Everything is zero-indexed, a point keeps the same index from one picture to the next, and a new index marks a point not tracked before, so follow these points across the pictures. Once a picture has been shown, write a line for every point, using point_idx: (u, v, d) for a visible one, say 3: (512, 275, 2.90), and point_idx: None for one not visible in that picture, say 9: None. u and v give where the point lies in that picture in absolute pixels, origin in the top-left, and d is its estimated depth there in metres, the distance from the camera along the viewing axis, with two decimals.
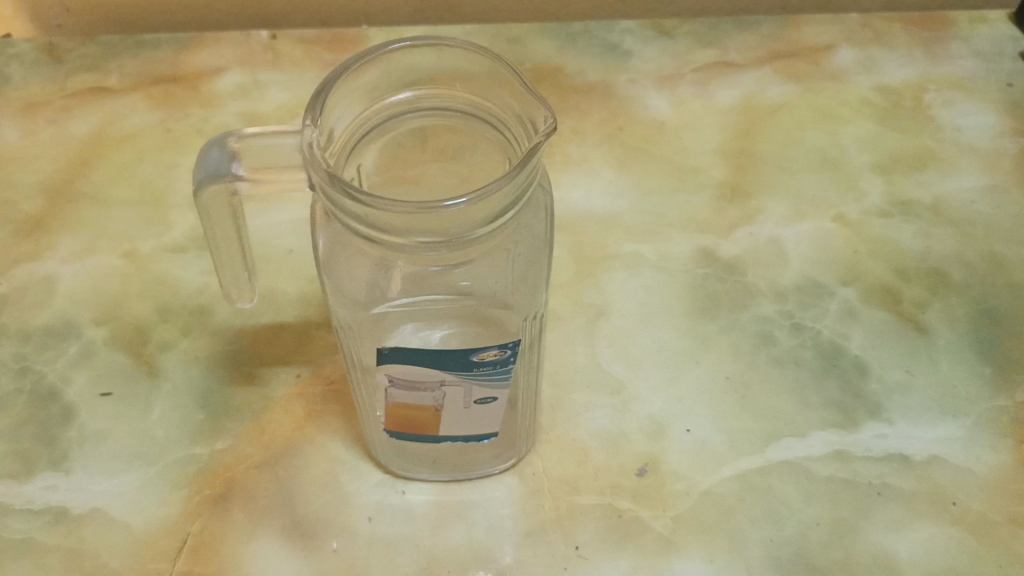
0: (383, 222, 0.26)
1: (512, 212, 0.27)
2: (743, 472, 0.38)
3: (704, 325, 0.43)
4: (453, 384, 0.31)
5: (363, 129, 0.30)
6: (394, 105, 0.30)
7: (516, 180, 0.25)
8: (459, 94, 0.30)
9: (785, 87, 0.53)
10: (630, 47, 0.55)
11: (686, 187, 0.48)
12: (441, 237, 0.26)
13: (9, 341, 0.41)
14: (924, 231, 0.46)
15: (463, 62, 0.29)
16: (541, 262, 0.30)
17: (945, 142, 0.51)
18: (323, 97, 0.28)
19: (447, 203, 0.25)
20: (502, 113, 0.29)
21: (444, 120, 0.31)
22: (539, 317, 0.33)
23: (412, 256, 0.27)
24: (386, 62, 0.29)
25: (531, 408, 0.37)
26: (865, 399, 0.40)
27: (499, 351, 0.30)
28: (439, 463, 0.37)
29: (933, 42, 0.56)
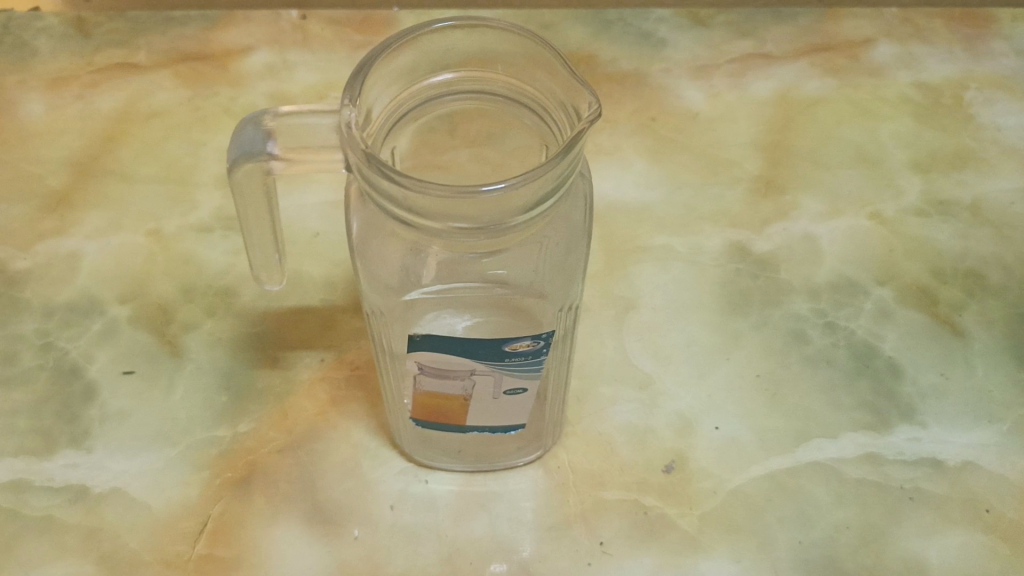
0: (421, 207, 0.25)
1: (551, 201, 0.26)
2: (772, 472, 0.37)
3: (735, 321, 0.42)
4: (483, 373, 0.31)
5: (400, 111, 0.29)
6: (432, 88, 0.29)
7: (559, 167, 0.25)
8: (498, 77, 0.29)
9: (822, 81, 0.52)
10: (664, 36, 0.54)
11: (719, 180, 0.47)
12: (479, 225, 0.25)
13: (33, 317, 0.41)
14: (962, 231, 0.45)
15: (502, 45, 0.29)
16: (578, 252, 0.30)
17: (985, 142, 0.49)
18: (362, 76, 0.27)
19: (486, 188, 0.24)
20: (542, 97, 0.29)
21: (480, 104, 0.30)
22: (574, 308, 0.32)
23: (448, 241, 0.26)
24: (426, 44, 0.28)
25: (561, 401, 0.37)
26: (898, 401, 0.39)
27: (533, 342, 0.30)
28: (463, 453, 0.37)
29: (975, 38, 0.54)
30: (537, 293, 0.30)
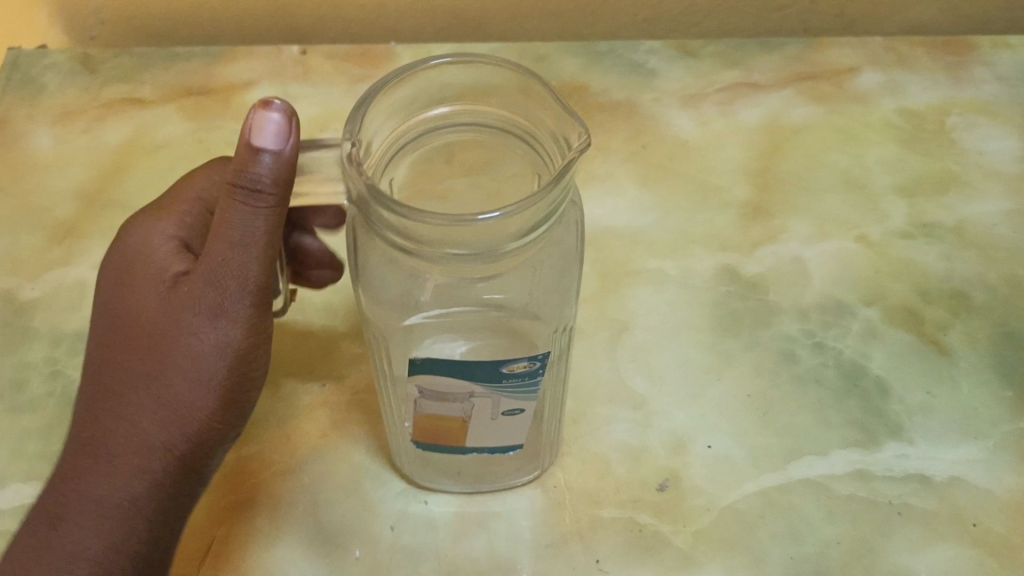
0: (422, 234, 0.26)
1: (544, 227, 0.27)
2: (763, 489, 0.38)
3: (727, 342, 0.43)
4: (482, 396, 0.32)
5: (398, 143, 0.30)
6: (428, 120, 0.30)
7: (550, 196, 0.26)
8: (492, 110, 0.31)
9: (809, 109, 0.54)
10: (655, 66, 0.55)
11: (710, 205, 0.49)
12: (475, 251, 0.26)
13: (42, 345, 0.43)
14: (947, 252, 0.47)
15: (494, 78, 0.30)
16: (570, 274, 0.31)
17: (968, 166, 0.51)
18: (362, 111, 0.28)
19: (480, 216, 0.25)
20: (534, 128, 0.30)
21: (476, 136, 0.31)
22: (567, 329, 0.33)
23: (445, 267, 0.28)
24: (422, 79, 0.30)
25: (557, 421, 0.37)
26: (886, 418, 0.40)
27: (529, 363, 0.31)
28: (463, 475, 0.37)
29: (957, 65, 0.56)
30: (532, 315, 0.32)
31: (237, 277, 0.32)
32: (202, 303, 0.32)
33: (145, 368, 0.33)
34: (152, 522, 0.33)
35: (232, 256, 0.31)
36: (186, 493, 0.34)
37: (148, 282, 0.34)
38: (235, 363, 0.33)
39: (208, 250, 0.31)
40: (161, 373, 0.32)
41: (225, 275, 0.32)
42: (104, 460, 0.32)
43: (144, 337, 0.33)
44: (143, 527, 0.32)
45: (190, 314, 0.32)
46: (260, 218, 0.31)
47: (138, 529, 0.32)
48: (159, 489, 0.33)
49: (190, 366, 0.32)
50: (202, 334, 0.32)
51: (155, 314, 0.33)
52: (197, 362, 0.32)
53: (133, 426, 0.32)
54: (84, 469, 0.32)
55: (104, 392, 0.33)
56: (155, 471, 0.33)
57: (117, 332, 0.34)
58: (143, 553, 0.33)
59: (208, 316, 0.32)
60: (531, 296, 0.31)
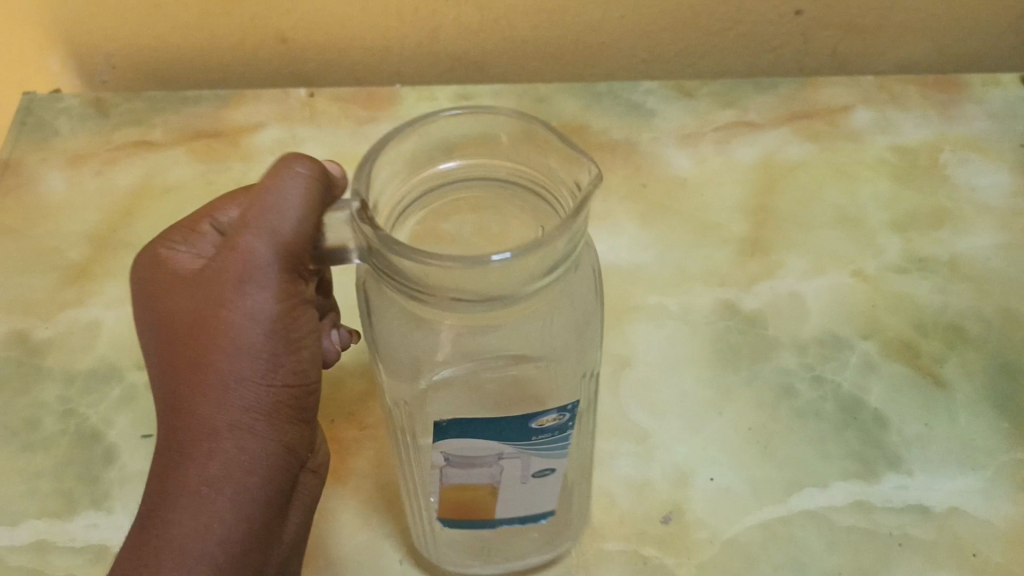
0: (433, 275, 0.26)
1: (559, 270, 0.27)
2: (765, 521, 0.38)
3: (727, 376, 0.44)
4: (511, 456, 0.31)
5: (409, 197, 0.31)
6: (437, 174, 0.32)
7: (565, 234, 0.26)
8: (499, 162, 0.32)
9: (804, 147, 0.55)
10: (653, 106, 0.57)
11: (708, 241, 0.50)
12: (488, 296, 0.27)
13: (56, 383, 0.44)
14: (941, 286, 0.48)
15: (498, 127, 0.31)
16: (591, 323, 0.31)
17: (961, 201, 0.52)
18: (370, 163, 0.29)
19: (496, 256, 0.25)
20: (543, 177, 0.31)
21: (488, 190, 0.32)
22: (592, 377, 0.33)
23: (463, 313, 0.28)
24: (426, 131, 0.31)
25: (578, 483, 0.37)
26: (884, 450, 0.41)
27: (559, 416, 0.30)
28: (490, 555, 0.37)
29: (948, 103, 0.57)
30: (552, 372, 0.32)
31: (267, 248, 0.28)
32: (233, 279, 0.28)
33: (186, 366, 0.28)
34: (243, 534, 0.29)
35: (264, 229, 0.28)
36: (273, 491, 0.29)
37: (173, 281, 0.30)
38: (278, 335, 0.29)
39: (233, 240, 0.29)
40: (205, 365, 0.28)
41: (249, 254, 0.28)
42: (171, 469, 0.28)
43: (183, 335, 0.29)
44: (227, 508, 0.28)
45: (226, 296, 0.28)
46: (295, 186, 0.29)
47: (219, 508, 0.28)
48: (237, 490, 0.28)
49: (230, 350, 0.28)
50: (238, 312, 0.28)
51: (193, 311, 0.29)
52: (233, 347, 0.28)
53: (188, 423, 0.28)
54: (156, 493, 0.28)
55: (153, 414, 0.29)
56: (224, 469, 0.28)
57: (156, 349, 0.30)
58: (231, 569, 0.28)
59: (237, 287, 0.28)
60: (556, 348, 0.30)
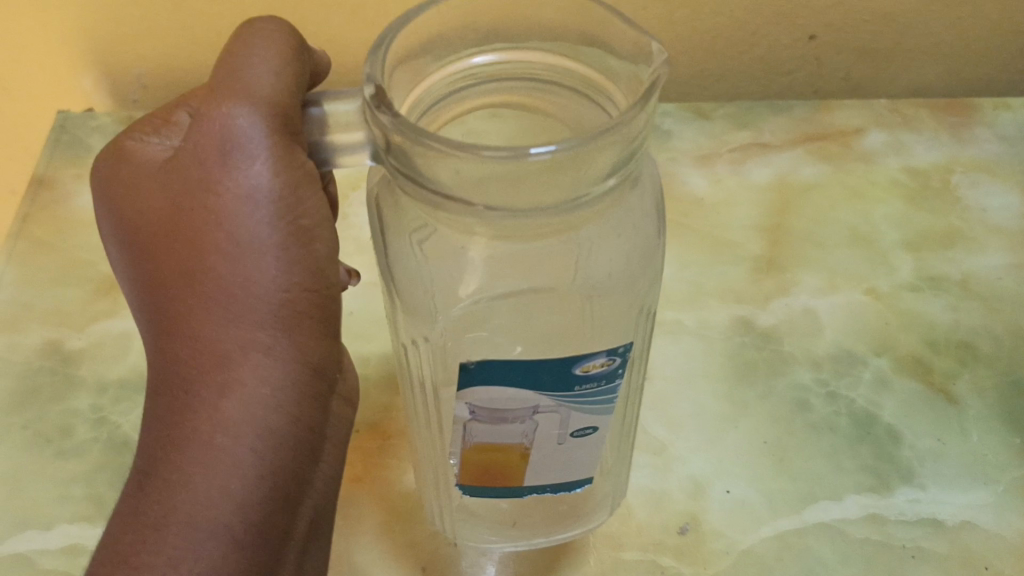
0: (454, 174, 0.24)
1: (612, 173, 0.25)
2: (780, 533, 0.39)
3: (742, 391, 0.45)
4: (548, 410, 0.30)
5: (438, 88, 0.29)
6: (467, 66, 0.29)
7: (620, 130, 0.23)
8: (545, 53, 0.29)
9: (817, 168, 0.56)
10: (670, 127, 0.58)
11: (724, 259, 0.51)
12: (521, 207, 0.24)
13: (88, 392, 0.45)
14: (953, 304, 0.49)
15: (544, 11, 0.28)
16: (643, 241, 0.29)
17: (972, 222, 0.53)
18: (383, 48, 0.26)
19: (540, 150, 0.22)
20: (592, 72, 0.28)
21: (531, 83, 0.29)
22: (644, 314, 0.31)
23: (494, 220, 0.25)
24: (459, 9, 0.27)
25: (614, 449, 0.37)
26: (897, 464, 0.42)
27: (608, 360, 0.29)
28: (519, 525, 0.38)
29: (959, 126, 0.58)
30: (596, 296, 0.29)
31: (246, 106, 0.26)
32: (218, 153, 0.26)
33: (183, 278, 0.27)
34: (275, 437, 0.28)
35: (237, 91, 0.26)
36: (297, 421, 0.29)
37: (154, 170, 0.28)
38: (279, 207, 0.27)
39: (208, 110, 0.26)
40: (204, 274, 0.27)
41: (224, 119, 0.26)
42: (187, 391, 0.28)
43: (171, 232, 0.27)
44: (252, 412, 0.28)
45: (211, 178, 0.26)
46: (261, 45, 0.27)
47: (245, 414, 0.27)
48: (258, 424, 0.28)
49: (229, 251, 0.27)
50: (232, 191, 0.26)
51: (176, 202, 0.27)
52: (233, 233, 0.27)
53: (195, 349, 0.28)
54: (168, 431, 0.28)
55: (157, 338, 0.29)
56: (241, 402, 0.27)
57: (144, 254, 0.28)
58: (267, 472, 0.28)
59: (224, 161, 0.26)
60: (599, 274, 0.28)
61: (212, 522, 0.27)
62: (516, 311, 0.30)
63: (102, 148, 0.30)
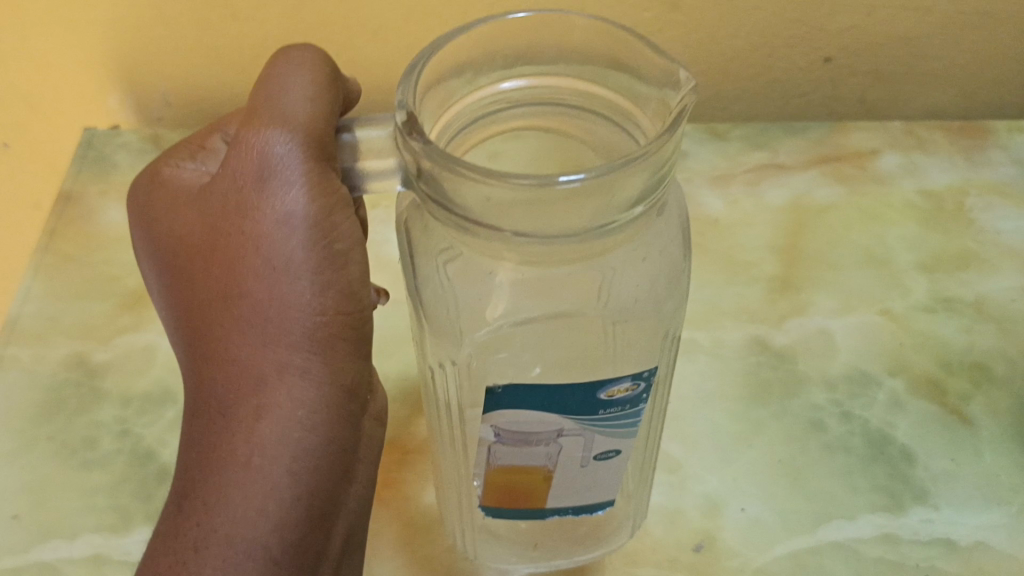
0: (486, 202, 0.24)
1: (641, 202, 0.25)
2: (794, 552, 0.40)
3: (758, 410, 0.45)
4: (572, 434, 0.31)
5: (468, 114, 0.29)
6: (497, 90, 0.29)
7: (648, 160, 0.24)
8: (572, 81, 0.29)
9: (832, 190, 0.57)
10: (685, 148, 0.59)
11: (739, 280, 0.51)
12: (550, 232, 0.25)
13: (113, 405, 0.46)
14: (967, 326, 0.49)
15: (576, 37, 0.29)
16: (670, 269, 0.29)
17: (986, 244, 0.53)
18: (416, 73, 0.26)
19: (565, 179, 0.23)
20: (620, 100, 0.29)
21: (554, 109, 0.30)
22: (672, 339, 0.32)
23: (519, 245, 0.26)
24: (491, 34, 0.28)
25: (635, 469, 0.38)
26: (911, 484, 0.42)
27: (632, 384, 0.29)
28: (539, 546, 0.39)
29: (974, 148, 0.59)
30: (625, 319, 0.30)
31: (280, 134, 0.27)
32: (254, 180, 0.28)
33: (221, 301, 0.29)
34: (311, 446, 0.29)
35: (274, 120, 0.28)
36: (330, 441, 0.30)
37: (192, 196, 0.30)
38: (315, 229, 0.28)
39: (244, 138, 0.28)
40: (241, 296, 0.28)
41: (262, 146, 0.28)
42: (228, 404, 0.29)
43: (211, 257, 0.29)
44: (290, 423, 0.29)
45: (248, 203, 0.28)
46: (297, 74, 0.29)
47: (283, 425, 0.29)
48: (293, 443, 0.29)
49: (264, 273, 0.28)
50: (269, 217, 0.28)
51: (213, 224, 0.29)
52: (269, 254, 0.28)
53: (234, 371, 0.29)
54: (209, 451, 0.29)
55: (196, 358, 0.30)
56: (277, 423, 0.29)
57: (186, 278, 0.30)
58: (308, 479, 0.29)
59: (260, 189, 0.28)
60: (624, 301, 0.29)
61: (250, 541, 0.28)
62: (539, 336, 0.31)
63: (141, 177, 0.33)
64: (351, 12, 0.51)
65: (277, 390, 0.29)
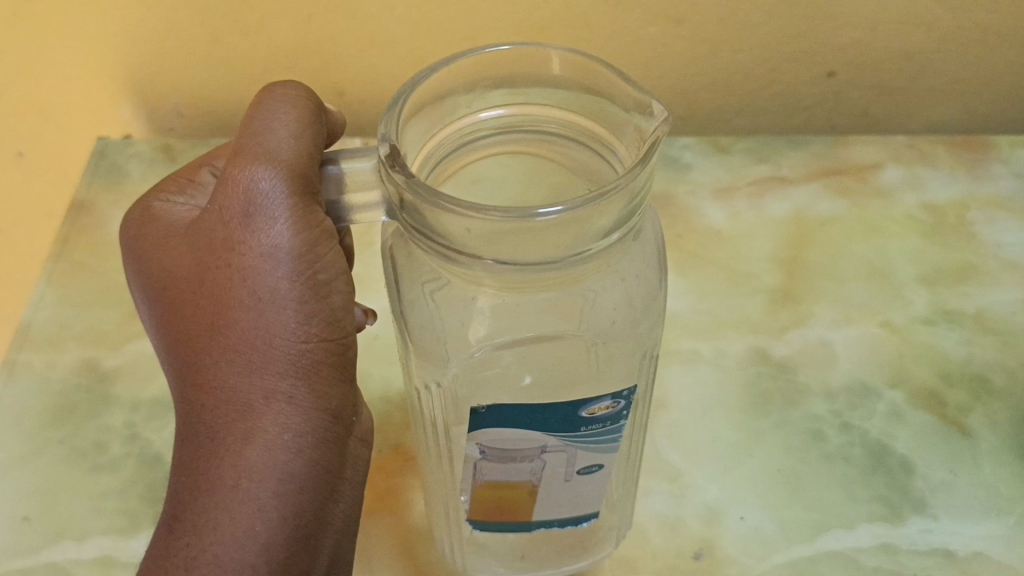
0: (465, 233, 0.25)
1: (616, 231, 0.26)
2: (793, 560, 0.40)
3: (759, 420, 0.45)
4: (555, 450, 0.32)
5: (447, 143, 0.30)
6: (477, 120, 0.30)
7: (621, 192, 0.25)
8: (549, 112, 0.30)
9: (835, 203, 0.57)
10: (689, 161, 0.60)
11: (741, 291, 0.52)
12: (527, 261, 0.26)
13: (122, 410, 0.46)
14: (968, 338, 0.49)
15: (551, 69, 0.30)
16: (647, 292, 0.30)
17: (987, 257, 0.54)
18: (400, 105, 0.27)
19: (541, 212, 0.24)
20: (597, 130, 0.30)
21: (533, 139, 0.31)
22: (651, 357, 0.33)
23: (499, 274, 0.26)
24: (470, 66, 0.29)
25: (620, 482, 0.38)
26: (910, 496, 0.42)
27: (612, 403, 0.30)
28: (527, 559, 0.40)
29: (976, 162, 0.59)
30: (606, 342, 0.31)
31: (265, 169, 0.27)
32: (239, 215, 0.28)
33: (208, 333, 0.29)
34: (297, 470, 0.29)
35: (259, 156, 0.28)
36: (316, 464, 0.30)
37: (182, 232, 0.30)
38: (301, 261, 0.28)
39: (228, 173, 0.28)
40: (228, 326, 0.28)
41: (247, 182, 0.27)
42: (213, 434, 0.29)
43: (200, 290, 0.29)
44: (276, 449, 0.29)
45: (235, 238, 0.28)
46: (281, 111, 0.29)
47: (268, 450, 0.29)
48: (280, 466, 0.29)
49: (251, 305, 0.28)
50: (255, 250, 0.28)
51: (201, 259, 0.29)
52: (255, 286, 0.28)
53: (219, 401, 0.29)
54: (197, 473, 0.29)
55: (182, 391, 0.30)
56: (263, 449, 0.28)
57: (173, 310, 0.30)
58: (295, 503, 0.29)
59: (245, 222, 0.28)
60: (604, 326, 0.30)
61: (238, 562, 0.28)
62: (520, 357, 0.31)
63: (130, 217, 0.33)
64: (360, 25, 0.52)
65: (262, 418, 0.29)
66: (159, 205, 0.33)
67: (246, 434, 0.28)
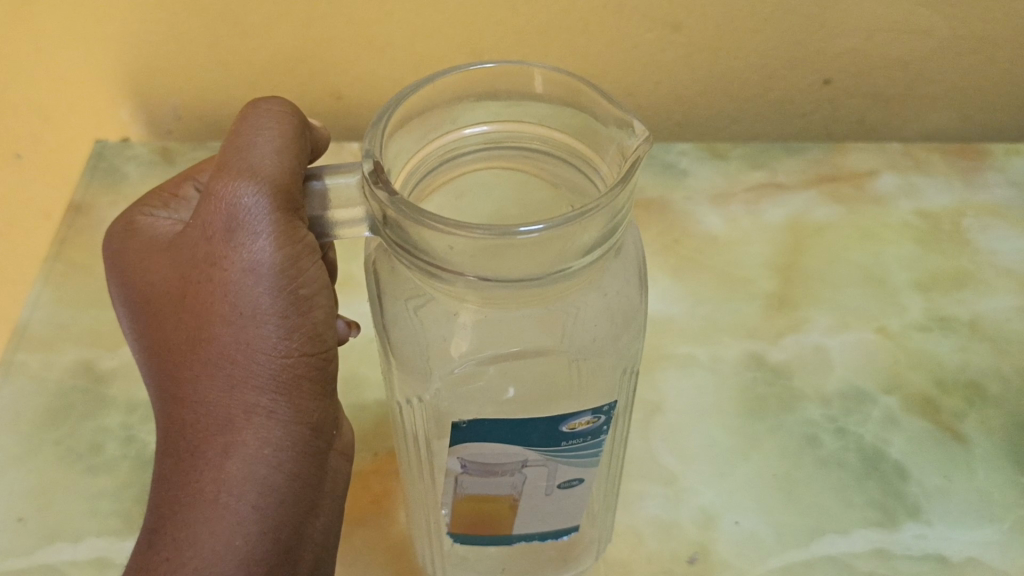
0: (449, 249, 0.25)
1: (597, 249, 0.26)
2: (788, 565, 0.40)
3: (754, 425, 0.46)
4: (536, 464, 0.32)
5: (431, 159, 0.30)
6: (461, 136, 0.31)
7: (603, 211, 0.25)
8: (532, 128, 0.31)
9: (831, 210, 0.58)
10: (685, 167, 0.60)
11: (738, 296, 0.52)
12: (509, 278, 0.26)
13: (118, 411, 0.46)
14: (962, 345, 0.49)
15: (534, 85, 0.30)
16: (626, 308, 0.31)
17: (982, 265, 0.54)
18: (385, 120, 0.27)
19: (523, 230, 0.24)
20: (579, 146, 0.30)
21: (517, 156, 0.32)
22: (631, 372, 0.33)
23: (482, 290, 0.26)
24: (455, 82, 0.29)
25: (600, 492, 0.38)
26: (904, 501, 0.42)
27: (592, 418, 0.30)
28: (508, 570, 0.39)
29: (971, 170, 0.60)
30: (589, 357, 0.31)
31: (248, 184, 0.28)
32: (222, 230, 0.28)
33: (189, 347, 0.29)
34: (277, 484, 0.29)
35: (242, 171, 0.28)
36: (297, 478, 0.30)
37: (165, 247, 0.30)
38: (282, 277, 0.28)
39: (211, 189, 0.28)
40: (210, 340, 0.28)
41: (230, 198, 0.28)
42: (194, 448, 0.29)
43: (182, 304, 0.29)
44: (256, 462, 0.29)
45: (217, 252, 0.28)
46: (263, 127, 0.30)
47: (248, 463, 0.28)
48: (260, 480, 0.29)
49: (233, 320, 0.28)
50: (238, 265, 0.28)
51: (183, 273, 0.29)
52: (236, 300, 0.28)
53: (200, 414, 0.29)
54: (177, 487, 0.28)
55: (162, 406, 0.30)
56: (243, 463, 0.28)
57: (156, 324, 0.30)
58: (274, 516, 0.29)
59: (228, 236, 0.28)
60: (585, 343, 0.30)
61: None
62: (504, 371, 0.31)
63: (112, 231, 0.33)
64: (359, 31, 0.52)
65: (243, 431, 0.29)
66: (143, 220, 0.33)
67: (226, 447, 0.28)
